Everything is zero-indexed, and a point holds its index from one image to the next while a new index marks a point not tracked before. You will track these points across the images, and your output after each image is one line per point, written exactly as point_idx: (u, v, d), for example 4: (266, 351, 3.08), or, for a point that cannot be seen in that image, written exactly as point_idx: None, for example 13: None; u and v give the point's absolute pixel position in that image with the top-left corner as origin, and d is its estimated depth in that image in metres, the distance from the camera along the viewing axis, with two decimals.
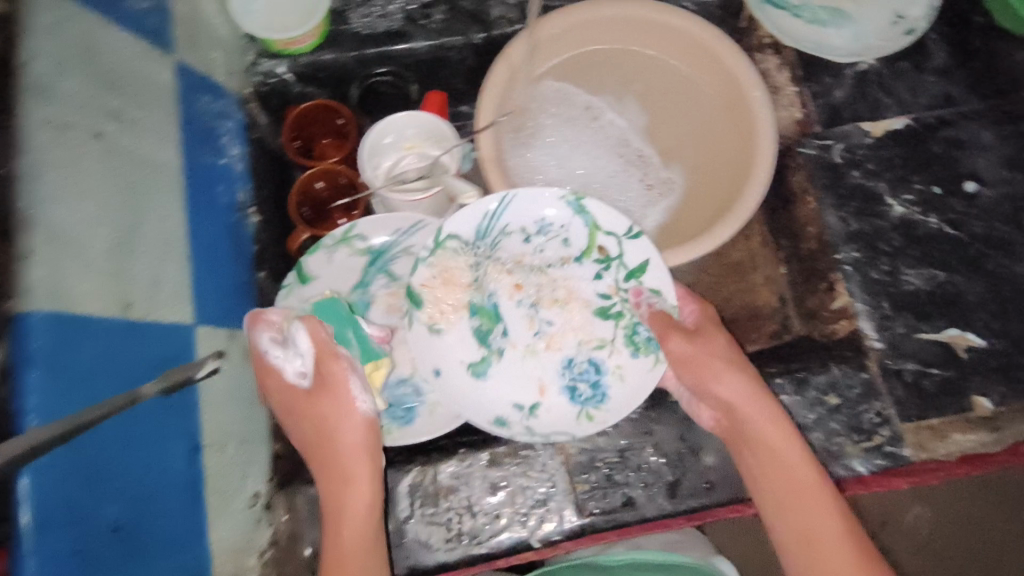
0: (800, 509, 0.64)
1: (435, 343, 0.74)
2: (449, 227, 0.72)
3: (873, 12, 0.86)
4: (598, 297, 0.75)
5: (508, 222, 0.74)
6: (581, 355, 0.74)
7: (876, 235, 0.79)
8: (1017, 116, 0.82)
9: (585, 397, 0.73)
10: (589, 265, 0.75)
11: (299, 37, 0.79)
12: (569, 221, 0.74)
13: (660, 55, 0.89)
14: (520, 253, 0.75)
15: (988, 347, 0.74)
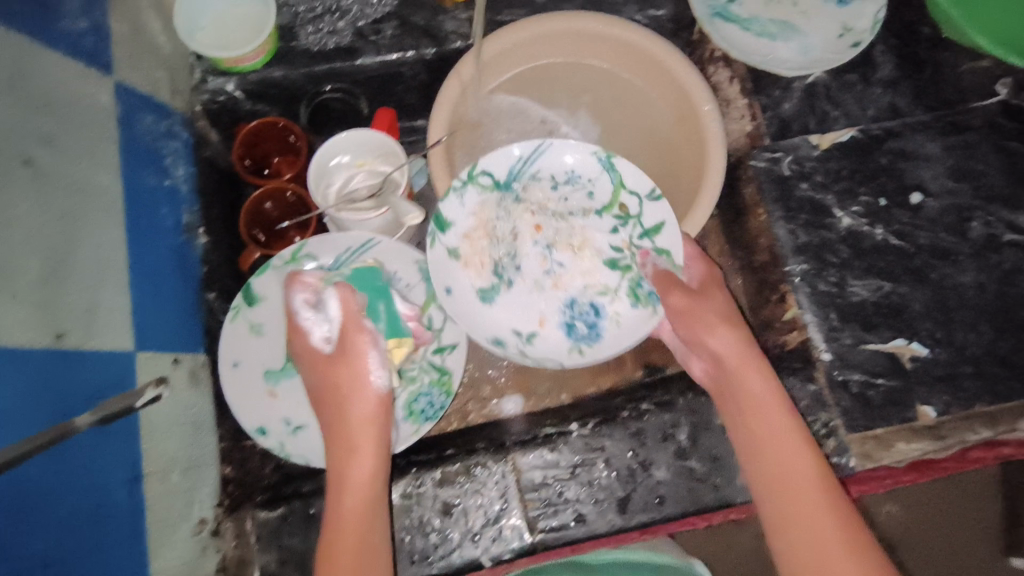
0: (781, 459, 0.62)
1: (453, 268, 0.76)
2: (483, 164, 0.75)
3: (821, 24, 0.86)
4: (609, 248, 0.77)
5: (541, 170, 0.77)
6: (584, 297, 0.77)
7: (824, 247, 0.80)
8: (963, 126, 0.83)
9: (581, 334, 0.76)
10: (608, 219, 0.78)
11: (247, 54, 0.78)
12: (597, 174, 0.77)
13: (613, 68, 0.88)
14: (544, 199, 0.78)
15: (931, 357, 0.75)
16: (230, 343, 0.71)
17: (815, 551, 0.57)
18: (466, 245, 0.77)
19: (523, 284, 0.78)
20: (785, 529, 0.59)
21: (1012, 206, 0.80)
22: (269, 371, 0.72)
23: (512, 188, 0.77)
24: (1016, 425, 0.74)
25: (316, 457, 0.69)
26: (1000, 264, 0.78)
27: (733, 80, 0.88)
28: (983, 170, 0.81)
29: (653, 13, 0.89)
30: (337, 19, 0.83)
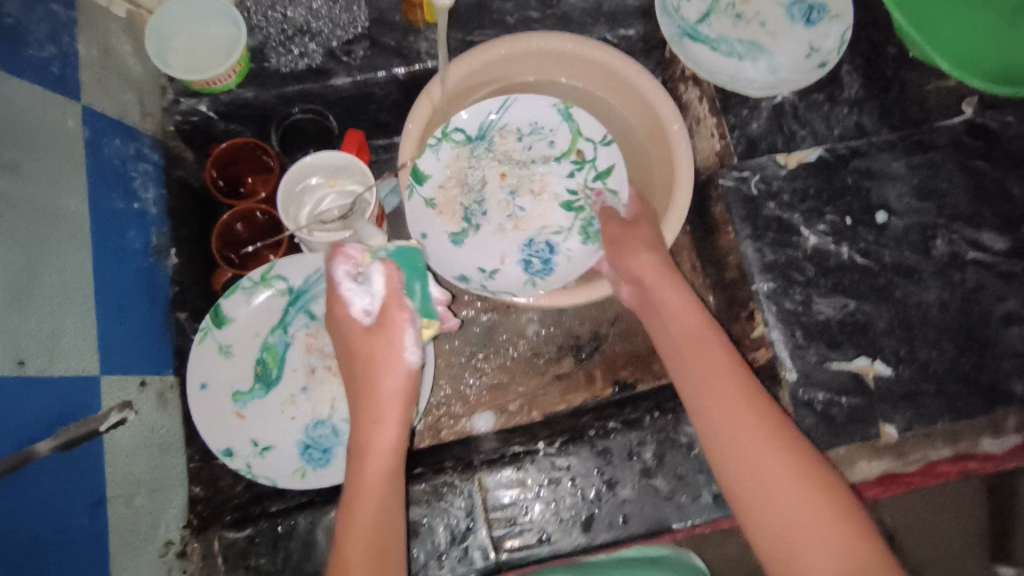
0: (698, 361, 0.67)
1: (427, 213, 0.83)
2: (457, 121, 0.82)
3: (788, 44, 0.87)
4: (566, 192, 0.85)
5: (508, 122, 0.84)
6: (540, 237, 0.84)
7: (790, 265, 0.81)
8: (928, 145, 0.84)
9: (537, 269, 0.84)
10: (566, 165, 0.85)
11: (218, 76, 0.79)
12: (557, 125, 0.84)
13: (584, 84, 0.89)
14: (509, 149, 0.85)
15: (894, 376, 0.76)
16: (198, 364, 0.72)
17: (738, 435, 0.60)
18: (441, 195, 0.83)
19: (490, 227, 0.85)
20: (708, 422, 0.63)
21: (976, 224, 0.81)
22: (237, 392, 0.72)
23: (482, 142, 0.84)
24: (978, 442, 0.77)
25: (282, 479, 0.70)
26: (962, 282, 0.79)
27: (702, 100, 0.89)
28: (947, 189, 0.82)
29: (622, 32, 0.90)
30: (307, 40, 0.83)
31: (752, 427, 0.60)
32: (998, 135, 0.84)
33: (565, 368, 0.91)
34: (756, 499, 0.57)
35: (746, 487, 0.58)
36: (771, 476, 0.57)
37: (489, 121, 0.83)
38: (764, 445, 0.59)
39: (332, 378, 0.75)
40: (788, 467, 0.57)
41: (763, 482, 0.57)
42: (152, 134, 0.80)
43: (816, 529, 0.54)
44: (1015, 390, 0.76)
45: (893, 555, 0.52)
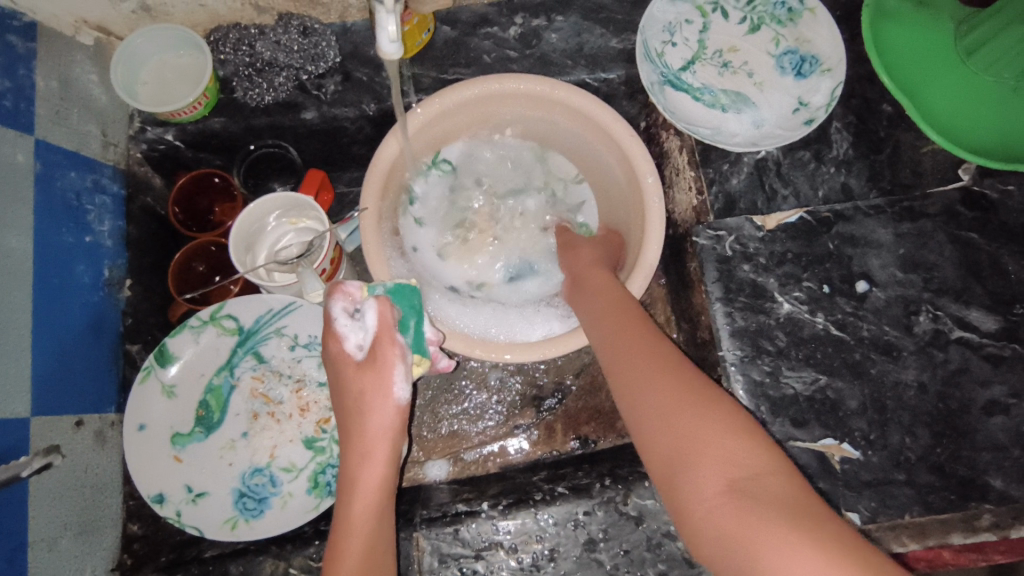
0: (608, 319, 0.66)
1: (418, 231, 0.84)
2: (446, 151, 0.83)
3: (776, 97, 0.83)
4: (542, 221, 0.86)
5: (487, 153, 0.86)
6: (520, 261, 0.85)
7: (760, 332, 0.76)
8: (919, 213, 0.79)
9: (519, 290, 0.84)
10: (540, 196, 0.87)
11: (182, 109, 0.77)
12: (536, 158, 0.87)
13: (559, 122, 0.81)
14: (489, 178, 0.87)
15: (862, 460, 0.72)
16: (139, 404, 0.70)
17: (644, 375, 0.59)
18: (429, 214, 0.84)
19: (477, 247, 0.85)
20: (614, 363, 0.62)
21: (963, 300, 0.76)
22: (177, 435, 0.71)
23: (466, 173, 0.86)
24: (947, 539, 0.70)
25: (210, 529, 0.68)
26: (944, 363, 0.75)
27: (681, 151, 0.84)
28: (935, 261, 0.77)
29: (603, 76, 0.87)
30: (274, 74, 0.82)
31: (653, 364, 0.59)
32: (996, 205, 0.79)
33: (525, 419, 0.86)
34: (660, 435, 0.55)
35: (649, 419, 0.56)
36: (674, 406, 0.55)
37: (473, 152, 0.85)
38: (664, 380, 0.57)
39: (275, 425, 0.74)
40: (688, 395, 0.56)
41: (663, 413, 0.56)
42: (115, 165, 0.80)
43: (716, 447, 0.52)
44: (993, 483, 0.71)
45: (810, 494, 0.49)
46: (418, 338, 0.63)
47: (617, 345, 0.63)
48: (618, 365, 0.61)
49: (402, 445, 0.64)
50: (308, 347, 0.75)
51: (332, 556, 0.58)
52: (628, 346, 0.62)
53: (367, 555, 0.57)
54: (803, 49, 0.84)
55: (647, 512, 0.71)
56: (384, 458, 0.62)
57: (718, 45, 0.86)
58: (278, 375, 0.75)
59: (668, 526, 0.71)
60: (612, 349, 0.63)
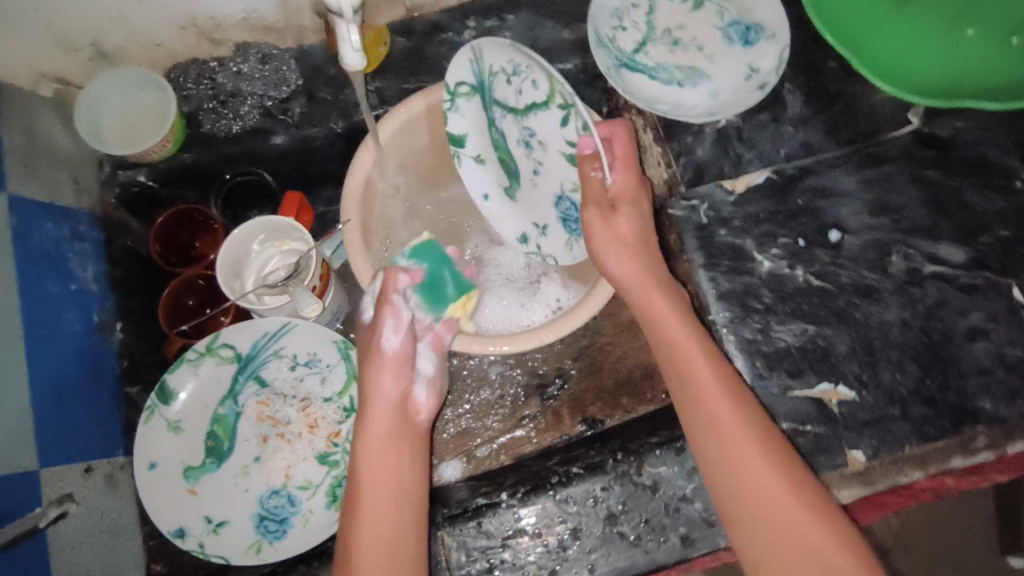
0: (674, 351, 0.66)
1: (481, 170, 0.76)
2: (454, 77, 0.72)
3: (728, 67, 0.87)
4: (567, 144, 0.74)
5: (490, 64, 0.73)
6: (564, 196, 0.76)
7: (746, 292, 0.79)
8: (879, 159, 0.82)
9: (573, 228, 0.77)
10: (555, 110, 0.73)
11: (151, 148, 0.78)
12: (535, 61, 0.70)
13: None
14: (504, 96, 0.74)
15: (858, 401, 0.75)
16: (146, 444, 0.70)
17: (746, 475, 0.60)
18: (484, 147, 0.76)
19: (526, 185, 0.78)
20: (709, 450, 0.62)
21: (933, 236, 0.79)
22: (189, 468, 0.71)
23: (486, 92, 0.74)
24: (947, 464, 0.73)
25: (236, 556, 0.68)
26: (923, 298, 0.78)
27: (646, 129, 0.87)
28: (902, 203, 0.81)
29: (560, 67, 0.92)
30: (239, 103, 0.84)
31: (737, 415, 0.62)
32: (950, 143, 0.82)
33: (531, 408, 0.87)
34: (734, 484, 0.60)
35: (752, 525, 0.58)
36: (744, 451, 0.61)
37: (481, 67, 0.73)
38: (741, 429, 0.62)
39: (286, 445, 0.74)
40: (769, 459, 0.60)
41: (774, 528, 0.57)
42: (91, 211, 0.80)
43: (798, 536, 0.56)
44: (983, 405, 0.74)
45: None
46: (457, 282, 0.76)
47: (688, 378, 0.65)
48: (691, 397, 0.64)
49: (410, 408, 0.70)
50: (309, 364, 0.76)
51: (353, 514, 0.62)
52: (729, 444, 0.61)
53: (375, 514, 0.62)
54: (748, 19, 0.88)
55: (662, 479, 0.73)
56: (388, 423, 0.68)
57: (666, 25, 0.89)
58: (283, 396, 0.75)
59: (683, 490, 0.73)
60: (706, 438, 0.63)
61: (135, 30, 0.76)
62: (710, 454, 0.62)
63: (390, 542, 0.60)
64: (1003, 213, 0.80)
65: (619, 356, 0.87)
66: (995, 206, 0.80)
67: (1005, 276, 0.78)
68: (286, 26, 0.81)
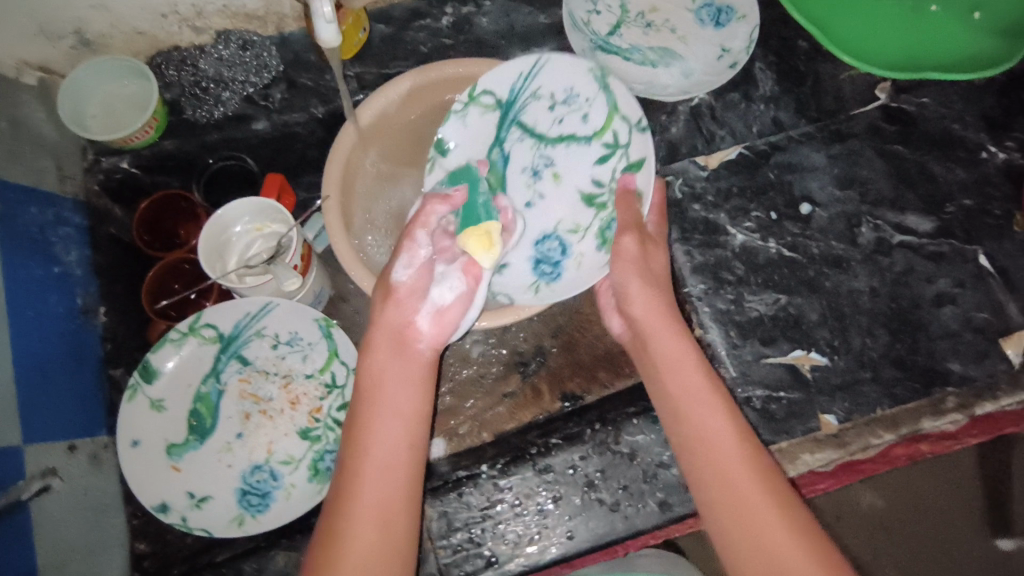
0: (672, 381, 0.63)
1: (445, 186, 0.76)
2: (486, 83, 0.76)
3: (700, 48, 0.88)
4: (591, 183, 0.75)
5: (539, 86, 0.76)
6: (555, 233, 0.76)
7: (719, 265, 0.81)
8: (846, 134, 0.84)
9: (544, 272, 0.75)
10: (596, 146, 0.75)
11: (136, 133, 0.80)
12: (600, 96, 0.74)
13: None
14: (539, 118, 0.76)
15: (830, 365, 0.76)
16: (129, 421, 0.71)
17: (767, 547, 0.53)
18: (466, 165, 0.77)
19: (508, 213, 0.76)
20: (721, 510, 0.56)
21: (899, 207, 0.81)
22: (172, 446, 0.72)
23: (513, 110, 0.77)
24: (919, 426, 0.75)
25: (219, 529, 0.69)
26: (891, 267, 0.80)
27: None
28: (867, 175, 0.83)
29: (536, 50, 0.91)
30: (220, 90, 0.85)
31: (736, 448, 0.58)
32: (914, 118, 0.85)
33: (511, 385, 0.88)
34: (728, 518, 0.56)
35: None
36: (766, 520, 0.54)
37: (521, 85, 0.76)
38: (745, 472, 0.57)
39: (268, 422, 0.75)
40: (774, 504, 0.55)
41: None
42: (75, 197, 0.81)
43: None
44: (951, 368, 0.76)
45: None
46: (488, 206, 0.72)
47: (689, 415, 0.61)
48: (693, 432, 0.60)
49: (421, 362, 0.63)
50: (291, 343, 0.77)
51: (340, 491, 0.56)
52: (751, 515, 0.55)
53: (380, 493, 0.56)
54: (718, 1, 0.89)
55: (639, 447, 0.75)
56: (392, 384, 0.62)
57: (640, 9, 0.90)
58: (265, 374, 0.76)
59: (661, 455, 0.74)
60: (720, 499, 0.57)
61: (118, 18, 0.77)
62: (706, 490, 0.57)
63: (380, 531, 0.54)
64: (966, 184, 0.82)
65: (597, 333, 0.89)
66: (959, 177, 0.82)
67: (970, 244, 0.80)
68: (266, 13, 0.83)
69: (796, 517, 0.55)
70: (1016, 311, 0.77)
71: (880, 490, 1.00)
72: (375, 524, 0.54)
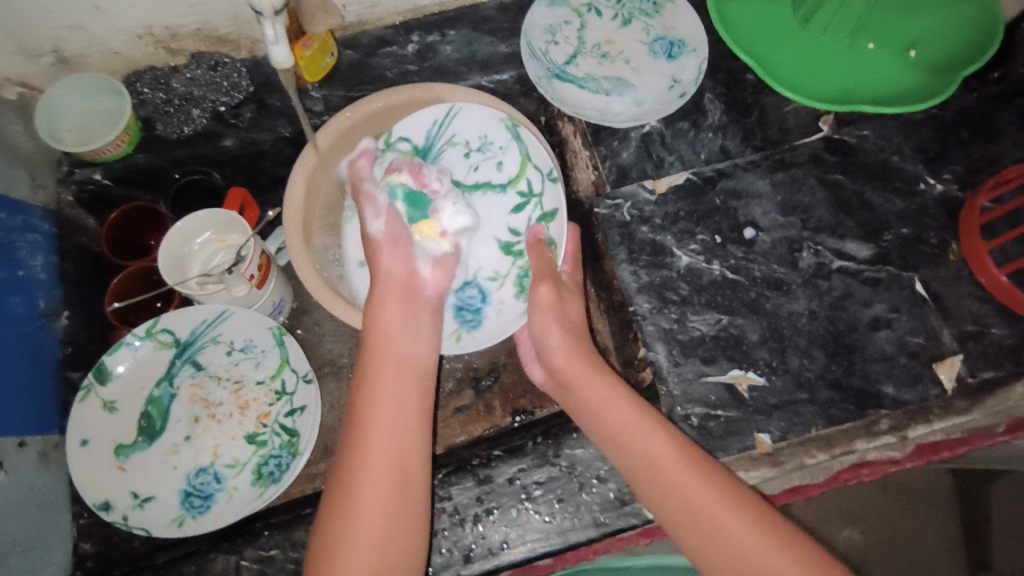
0: (609, 418, 0.69)
1: None
2: (402, 130, 0.79)
3: (652, 79, 0.92)
4: (507, 232, 0.81)
5: (455, 133, 0.80)
6: (473, 281, 0.80)
7: (664, 285, 0.83)
8: (790, 163, 0.88)
9: (464, 319, 0.80)
10: (511, 195, 0.80)
11: (105, 147, 0.83)
12: (509, 145, 0.79)
13: None
14: (458, 166, 0.80)
15: (767, 385, 0.78)
16: (79, 420, 0.73)
17: (727, 536, 0.59)
18: None
19: None
20: (678, 511, 0.62)
21: (839, 234, 0.84)
22: (120, 446, 0.74)
23: (429, 154, 0.79)
24: (851, 445, 0.77)
25: (158, 528, 0.70)
26: (830, 290, 0.82)
27: (575, 134, 0.93)
28: (809, 203, 0.86)
29: (497, 77, 0.97)
30: (190, 108, 0.89)
31: (681, 466, 0.64)
32: (855, 149, 0.88)
33: (464, 400, 0.89)
34: (678, 515, 0.62)
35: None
36: (720, 513, 0.61)
37: (436, 131, 0.80)
38: (693, 482, 0.63)
39: (216, 425, 0.77)
40: (725, 502, 0.61)
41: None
42: (45, 205, 0.85)
43: None
44: (885, 391, 0.78)
45: None
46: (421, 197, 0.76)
47: (632, 442, 0.67)
48: (633, 453, 0.66)
49: (414, 321, 0.72)
50: (244, 350, 0.79)
51: (350, 446, 0.62)
52: (709, 513, 0.61)
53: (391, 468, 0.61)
54: (671, 35, 0.94)
55: (578, 460, 0.76)
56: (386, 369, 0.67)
57: (596, 40, 0.95)
58: (216, 379, 0.79)
59: (600, 469, 0.76)
60: (677, 501, 0.62)
61: (94, 39, 0.81)
62: (667, 498, 0.63)
63: (392, 488, 0.61)
64: (904, 213, 0.85)
65: None
66: (897, 207, 0.85)
67: (906, 270, 0.82)
68: (238, 37, 0.87)
69: (744, 499, 0.62)
70: (950, 337, 0.80)
71: (858, 524, 1.07)
72: (386, 473, 0.61)
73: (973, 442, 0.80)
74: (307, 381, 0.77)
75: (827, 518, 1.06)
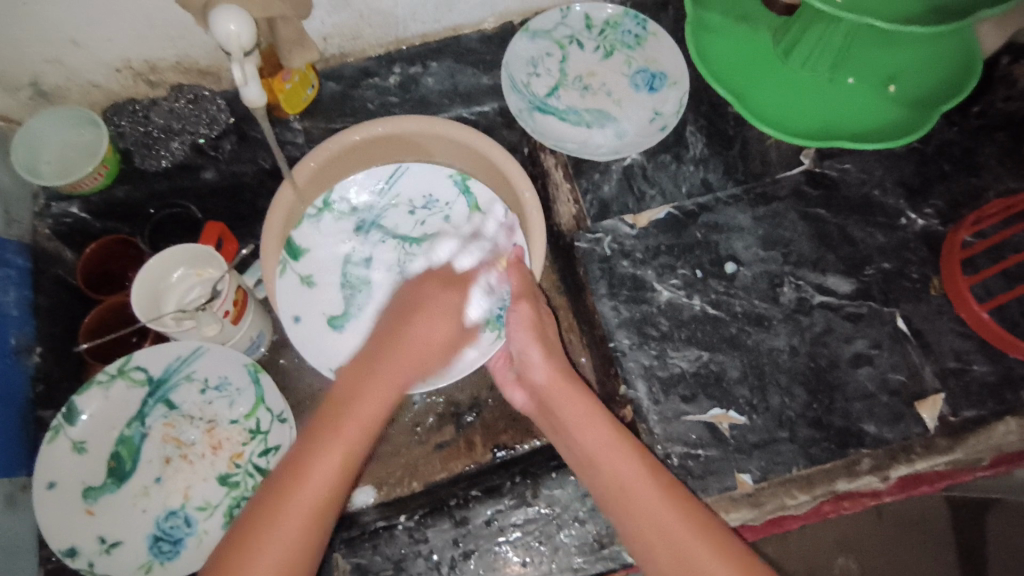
0: (587, 441, 0.66)
1: (306, 291, 0.81)
2: (338, 193, 0.84)
3: (634, 111, 0.92)
4: None
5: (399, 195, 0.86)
6: None
7: (645, 320, 0.82)
8: (771, 197, 0.88)
9: None
10: (460, 240, 0.85)
11: (83, 180, 0.82)
12: (453, 199, 0.86)
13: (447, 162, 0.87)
14: (400, 225, 0.86)
15: (748, 424, 0.77)
16: (47, 462, 0.72)
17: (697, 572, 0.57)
18: (319, 272, 0.83)
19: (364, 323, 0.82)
20: (649, 540, 0.60)
21: (820, 268, 0.84)
22: (89, 489, 0.73)
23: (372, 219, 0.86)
24: (833, 486, 0.75)
25: None
26: (810, 326, 0.81)
27: (557, 167, 0.92)
28: (790, 237, 0.85)
29: (478, 108, 0.96)
30: (169, 141, 0.87)
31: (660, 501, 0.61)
32: (836, 182, 0.88)
33: (444, 436, 0.87)
34: (653, 542, 0.60)
35: None
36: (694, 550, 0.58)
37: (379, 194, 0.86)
38: (668, 513, 0.61)
39: (187, 466, 0.76)
40: (699, 535, 0.59)
41: None
42: (20, 239, 0.83)
43: None
44: (867, 429, 0.77)
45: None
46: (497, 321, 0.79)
47: (603, 465, 0.65)
48: (611, 481, 0.64)
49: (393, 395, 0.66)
50: (219, 388, 0.78)
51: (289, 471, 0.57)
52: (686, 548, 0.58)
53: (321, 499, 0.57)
54: (652, 68, 0.94)
55: (556, 501, 0.75)
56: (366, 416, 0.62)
57: (579, 72, 0.95)
58: (189, 418, 0.78)
59: (578, 510, 0.75)
60: (648, 533, 0.60)
61: (72, 72, 0.81)
62: (639, 524, 0.61)
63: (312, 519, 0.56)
64: (886, 247, 0.85)
65: None
66: (878, 242, 0.85)
67: (887, 306, 0.82)
68: (218, 70, 0.87)
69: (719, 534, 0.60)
70: (931, 374, 0.79)
71: (855, 553, 1.05)
72: (306, 514, 0.56)
73: (953, 476, 0.81)
74: (282, 421, 0.76)
75: (824, 549, 1.05)
